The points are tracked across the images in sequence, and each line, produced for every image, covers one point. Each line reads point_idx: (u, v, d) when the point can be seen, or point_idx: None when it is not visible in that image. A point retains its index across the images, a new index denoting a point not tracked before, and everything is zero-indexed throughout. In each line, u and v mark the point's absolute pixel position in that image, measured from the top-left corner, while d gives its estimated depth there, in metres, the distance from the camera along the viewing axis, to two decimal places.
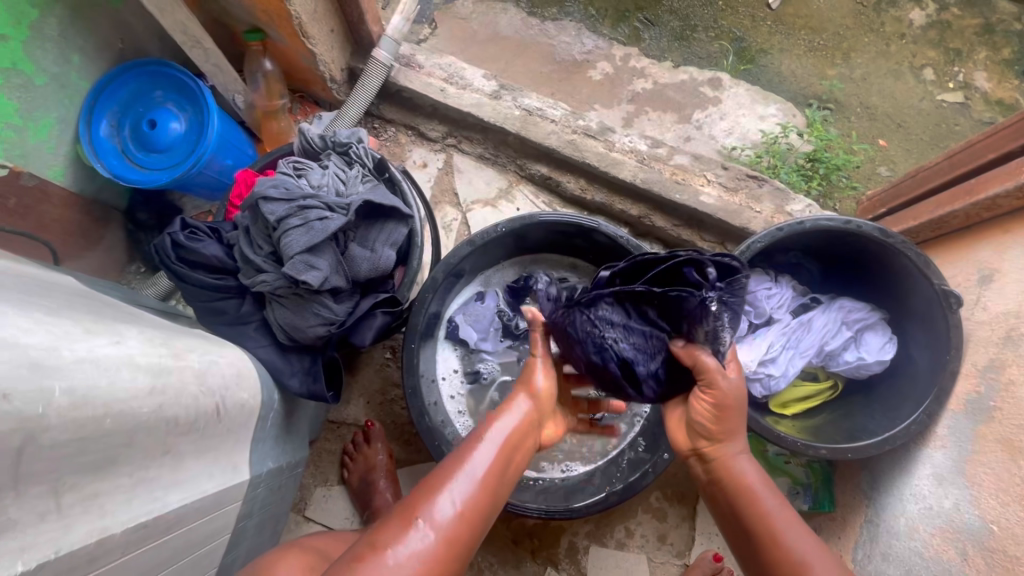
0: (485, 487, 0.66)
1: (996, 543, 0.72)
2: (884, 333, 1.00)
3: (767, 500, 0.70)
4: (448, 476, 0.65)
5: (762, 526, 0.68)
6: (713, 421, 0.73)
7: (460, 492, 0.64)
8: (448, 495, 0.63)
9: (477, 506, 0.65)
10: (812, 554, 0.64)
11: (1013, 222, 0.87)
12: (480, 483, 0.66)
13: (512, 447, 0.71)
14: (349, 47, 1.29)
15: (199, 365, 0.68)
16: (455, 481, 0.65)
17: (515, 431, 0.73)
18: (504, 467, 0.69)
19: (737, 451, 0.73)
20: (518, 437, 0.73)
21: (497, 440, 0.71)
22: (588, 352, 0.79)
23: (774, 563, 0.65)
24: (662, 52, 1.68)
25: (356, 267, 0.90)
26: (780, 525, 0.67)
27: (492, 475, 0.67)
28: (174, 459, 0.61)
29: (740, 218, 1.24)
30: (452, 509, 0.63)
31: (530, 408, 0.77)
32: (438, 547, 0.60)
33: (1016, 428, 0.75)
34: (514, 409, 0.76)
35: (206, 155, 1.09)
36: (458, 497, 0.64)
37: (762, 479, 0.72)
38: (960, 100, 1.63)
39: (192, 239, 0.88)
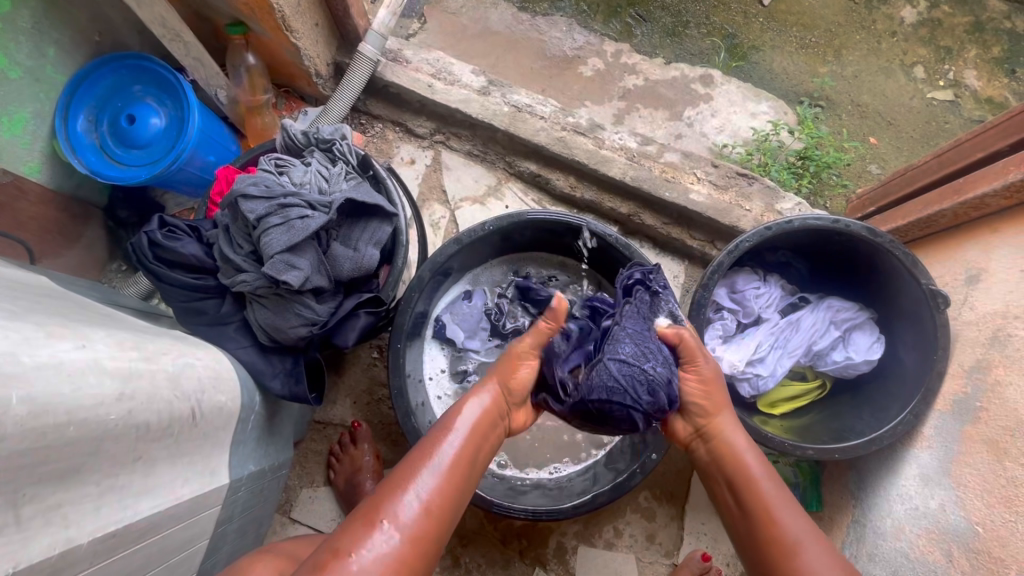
0: (448, 482, 0.65)
1: (981, 544, 0.72)
2: (871, 333, 1.00)
3: (763, 480, 0.69)
4: (412, 472, 0.64)
5: (758, 502, 0.67)
6: (705, 396, 0.75)
7: (425, 487, 0.63)
8: (414, 492, 0.62)
9: (442, 501, 0.64)
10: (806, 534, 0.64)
11: (1002, 222, 0.87)
12: (445, 478, 0.65)
13: (475, 436, 0.70)
14: (335, 41, 1.27)
15: (174, 368, 0.66)
16: (420, 478, 0.64)
17: (479, 421, 0.71)
18: (469, 458, 0.68)
19: (733, 429, 0.74)
20: (483, 427, 0.71)
21: (462, 431, 0.69)
22: (639, 395, 0.71)
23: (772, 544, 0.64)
24: (653, 49, 1.66)
25: (339, 266, 0.88)
26: (776, 500, 0.67)
27: (456, 468, 0.66)
28: (146, 465, 0.59)
29: (729, 217, 1.24)
30: (417, 505, 0.62)
31: (495, 395, 0.75)
32: (405, 543, 0.59)
33: (1002, 429, 0.75)
34: (478, 397, 0.74)
35: (186, 151, 1.07)
36: (423, 492, 0.63)
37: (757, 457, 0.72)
38: (951, 97, 1.63)
39: (169, 237, 0.86)
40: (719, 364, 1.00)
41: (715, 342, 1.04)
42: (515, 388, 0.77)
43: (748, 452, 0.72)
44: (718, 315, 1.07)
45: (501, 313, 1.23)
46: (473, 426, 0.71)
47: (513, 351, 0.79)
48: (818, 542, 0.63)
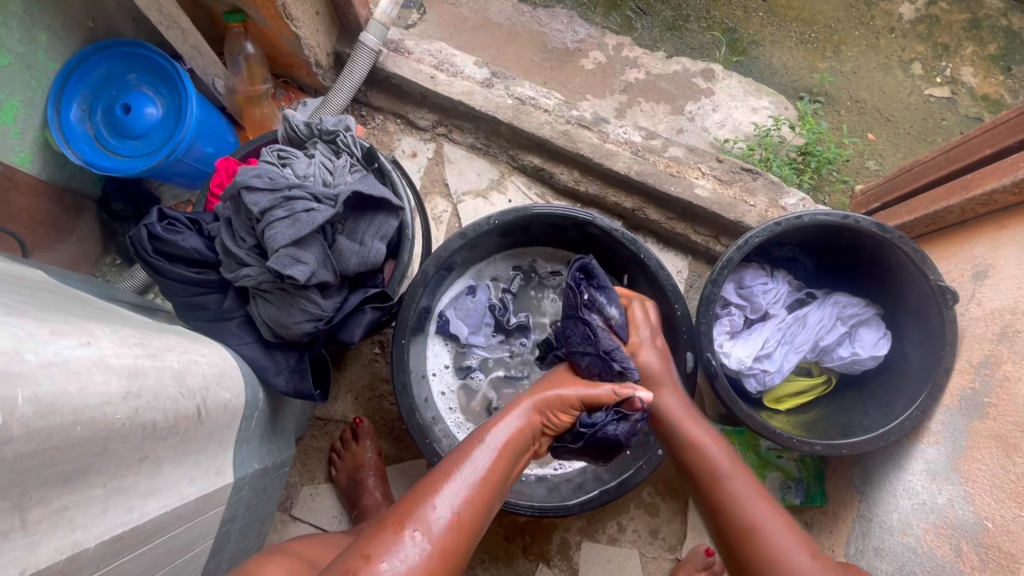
0: (480, 495, 0.66)
1: (989, 539, 0.72)
2: (878, 329, 1.00)
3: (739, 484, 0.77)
4: (443, 481, 0.65)
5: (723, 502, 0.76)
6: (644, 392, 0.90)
7: (457, 498, 0.64)
8: (446, 501, 0.63)
9: (471, 515, 0.64)
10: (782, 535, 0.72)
11: (1010, 219, 0.87)
12: (476, 490, 0.66)
13: (506, 454, 0.71)
14: (335, 31, 1.25)
15: (179, 365, 0.64)
16: (451, 487, 0.65)
17: (511, 440, 0.73)
18: (499, 474, 0.69)
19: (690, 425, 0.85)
20: (512, 446, 0.73)
21: (494, 446, 0.71)
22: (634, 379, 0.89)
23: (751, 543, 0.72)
24: (654, 43, 1.65)
25: (345, 260, 0.86)
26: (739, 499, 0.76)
27: (487, 482, 0.67)
28: (153, 466, 0.58)
29: (734, 212, 1.23)
30: (451, 516, 0.62)
31: (528, 418, 0.78)
32: (435, 551, 0.60)
33: (1011, 425, 0.75)
34: (511, 417, 0.76)
35: (184, 141, 1.04)
36: (454, 503, 0.64)
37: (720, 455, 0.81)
38: (948, 94, 1.63)
39: (169, 230, 0.84)
40: (727, 359, 1.00)
41: (722, 338, 1.04)
42: (551, 424, 0.83)
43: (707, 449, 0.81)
44: (725, 310, 1.06)
45: (506, 308, 1.22)
46: (505, 442, 0.73)
47: (561, 397, 0.83)
48: (787, 535, 0.71)
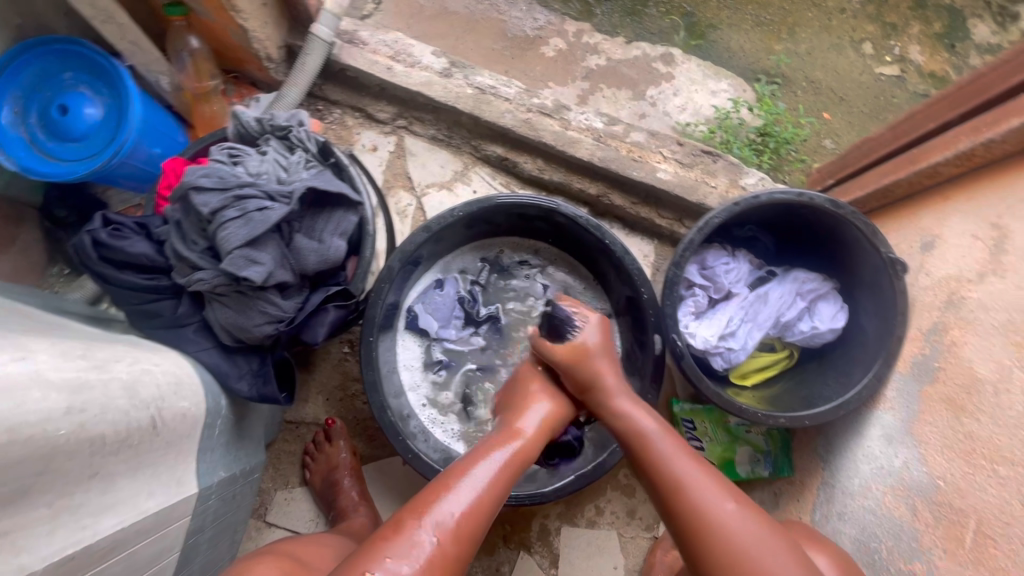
0: (490, 496, 0.71)
1: (942, 497, 0.75)
2: (835, 302, 1.04)
3: (680, 459, 0.75)
4: (455, 484, 0.70)
5: (669, 478, 0.73)
6: (571, 377, 0.86)
7: (470, 499, 0.69)
8: (458, 501, 0.68)
9: (481, 516, 0.69)
10: (721, 511, 0.69)
11: (953, 190, 0.90)
12: (488, 491, 0.71)
13: (512, 468, 0.76)
14: (285, 23, 1.21)
15: (129, 376, 0.62)
16: (463, 487, 0.70)
17: (523, 449, 0.79)
18: (509, 477, 0.75)
19: (638, 414, 0.82)
20: (521, 457, 0.78)
21: (506, 453, 0.77)
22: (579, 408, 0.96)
23: (684, 512, 0.70)
24: (614, 28, 1.65)
25: (304, 259, 0.84)
26: (701, 491, 0.71)
27: (498, 485, 0.73)
28: (104, 481, 0.56)
29: (696, 194, 1.25)
30: (460, 519, 0.67)
31: (535, 435, 0.82)
32: (439, 555, 0.64)
33: (959, 387, 0.79)
34: (523, 428, 0.82)
35: (129, 143, 1.00)
36: (466, 503, 0.69)
37: (676, 443, 0.77)
38: (897, 72, 1.68)
39: (116, 236, 0.80)
40: (692, 339, 1.02)
41: (687, 319, 1.06)
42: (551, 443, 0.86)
43: (658, 437, 0.78)
44: (690, 291, 1.08)
45: (474, 300, 1.21)
46: (516, 452, 0.78)
47: (552, 412, 0.87)
48: (725, 511, 0.69)
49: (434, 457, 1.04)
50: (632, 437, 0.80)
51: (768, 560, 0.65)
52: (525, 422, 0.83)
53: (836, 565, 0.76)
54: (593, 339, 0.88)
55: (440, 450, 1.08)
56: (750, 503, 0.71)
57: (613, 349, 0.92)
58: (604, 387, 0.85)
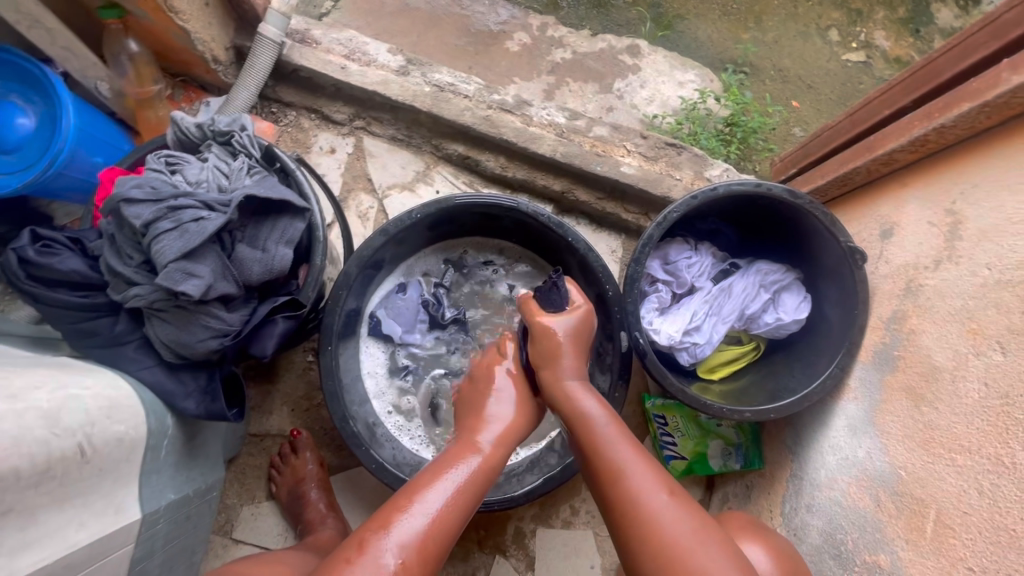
0: (453, 510, 0.69)
1: (903, 487, 0.75)
2: (799, 293, 1.03)
3: (621, 446, 0.74)
4: (414, 498, 0.68)
5: (608, 465, 0.72)
6: (535, 345, 0.85)
7: (430, 515, 0.67)
8: (417, 517, 0.66)
9: (444, 531, 0.67)
10: (657, 502, 0.68)
11: (910, 177, 0.90)
12: (450, 504, 0.69)
13: (477, 480, 0.73)
14: (232, 23, 1.16)
15: (49, 404, 0.59)
16: (423, 503, 0.68)
17: (487, 460, 0.76)
18: (474, 489, 0.73)
19: (585, 397, 0.80)
20: (487, 466, 0.76)
21: (469, 464, 0.74)
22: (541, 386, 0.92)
23: (619, 501, 0.69)
24: (580, 20, 1.63)
25: (248, 270, 0.81)
26: (636, 479, 0.70)
27: (462, 497, 0.71)
28: (21, 517, 0.53)
29: (661, 187, 1.23)
30: (421, 535, 0.65)
31: (497, 446, 0.79)
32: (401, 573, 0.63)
33: (918, 376, 0.78)
34: (487, 437, 0.79)
35: (62, 153, 0.95)
36: (425, 518, 0.67)
37: (618, 430, 0.76)
38: (863, 59, 1.69)
39: (45, 253, 0.76)
40: (657, 335, 1.01)
41: (652, 315, 1.05)
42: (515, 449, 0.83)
43: (601, 421, 0.77)
44: (653, 287, 1.07)
45: (439, 303, 1.19)
46: (480, 463, 0.75)
47: (516, 421, 0.83)
48: (659, 500, 0.68)
49: (400, 466, 1.01)
50: (576, 422, 0.79)
51: (697, 549, 0.64)
52: (490, 431, 0.80)
53: (773, 558, 0.76)
54: (564, 326, 0.83)
55: (407, 458, 1.06)
56: (685, 492, 0.70)
57: (590, 343, 0.87)
58: (560, 366, 0.82)
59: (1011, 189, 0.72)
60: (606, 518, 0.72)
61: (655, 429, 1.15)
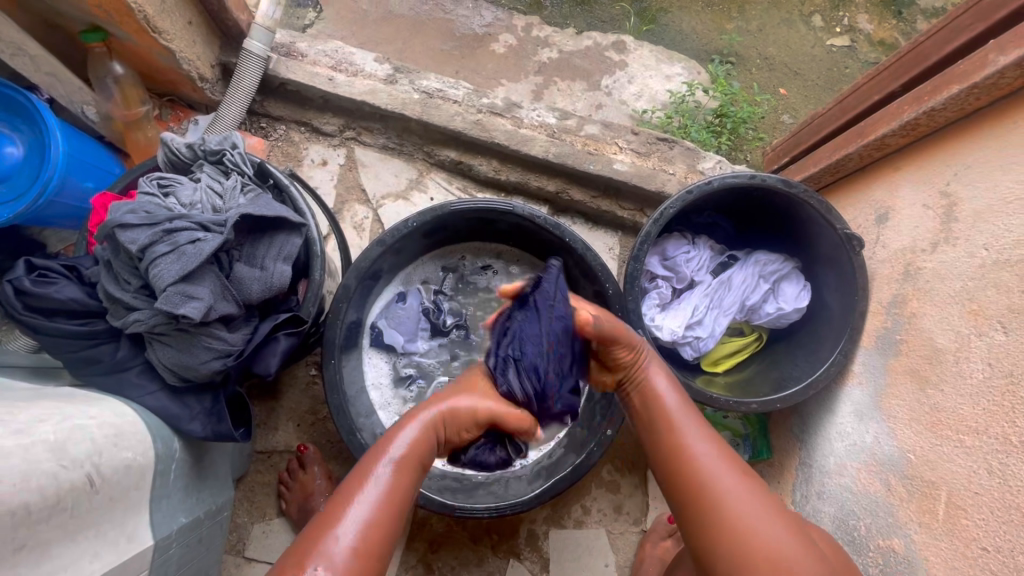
0: (382, 511, 0.65)
1: (912, 470, 0.75)
2: (798, 282, 1.03)
3: (694, 431, 0.73)
4: (346, 505, 0.64)
5: (681, 446, 0.72)
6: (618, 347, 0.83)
7: (361, 521, 0.63)
8: (348, 525, 0.62)
9: (377, 534, 0.64)
10: (729, 483, 0.67)
11: (903, 160, 0.90)
12: (379, 505, 0.65)
13: (411, 466, 0.71)
14: (217, 41, 1.16)
15: (56, 436, 0.59)
16: (354, 507, 0.64)
17: (412, 449, 0.72)
18: (404, 485, 0.69)
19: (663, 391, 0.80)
20: (414, 454, 0.72)
21: (394, 457, 0.70)
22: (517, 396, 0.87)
23: (691, 479, 0.68)
24: (564, 19, 1.63)
25: (247, 289, 0.80)
26: (716, 471, 0.68)
27: (390, 497, 0.67)
28: (35, 552, 0.52)
29: (655, 183, 1.23)
30: (355, 542, 0.62)
31: (432, 426, 0.76)
32: None
33: (921, 359, 0.79)
34: (412, 424, 0.74)
35: (52, 181, 0.95)
36: (358, 523, 0.63)
37: (696, 422, 0.75)
38: (848, 43, 1.69)
39: (41, 282, 0.75)
40: (660, 331, 1.01)
41: (653, 311, 1.05)
42: (454, 432, 0.79)
43: (678, 413, 0.76)
44: (653, 283, 1.07)
45: (439, 310, 1.19)
46: (409, 451, 0.72)
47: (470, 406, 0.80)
48: (730, 481, 0.67)
49: None
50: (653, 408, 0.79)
51: (765, 528, 0.62)
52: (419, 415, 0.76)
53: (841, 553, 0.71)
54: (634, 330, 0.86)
55: None
56: (757, 478, 0.69)
57: None
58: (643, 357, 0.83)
59: (1004, 170, 0.73)
60: (674, 500, 0.70)
61: None
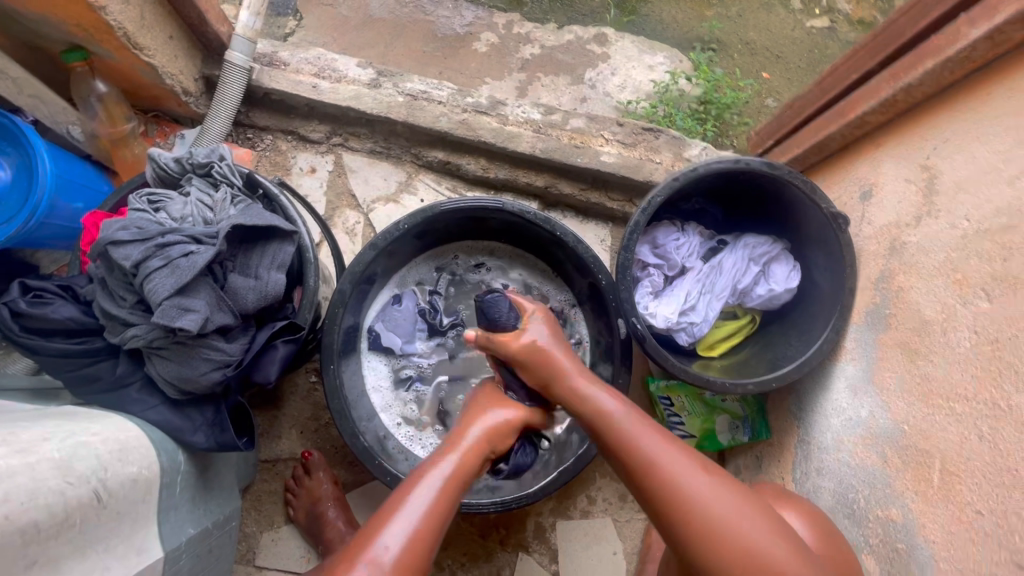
0: (428, 523, 0.67)
1: (906, 440, 0.76)
2: (787, 262, 1.05)
3: (648, 436, 0.72)
4: (391, 517, 0.67)
5: (638, 456, 0.71)
6: (529, 372, 0.83)
7: (406, 531, 0.66)
8: (392, 534, 0.65)
9: (422, 544, 0.66)
10: (699, 486, 0.67)
11: (884, 137, 0.91)
12: (423, 517, 0.67)
13: (455, 487, 0.72)
14: (198, 53, 1.15)
15: (61, 454, 0.59)
16: (398, 520, 0.66)
17: (462, 465, 0.74)
18: (448, 500, 0.71)
19: (603, 397, 0.77)
20: (462, 472, 0.74)
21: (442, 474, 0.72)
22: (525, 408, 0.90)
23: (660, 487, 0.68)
24: (545, 14, 1.64)
25: (242, 299, 0.81)
26: (681, 480, 0.68)
27: (436, 509, 0.69)
28: (46, 568, 0.53)
29: (642, 172, 1.24)
30: (398, 552, 0.64)
31: (478, 443, 0.78)
32: None
33: (910, 331, 0.80)
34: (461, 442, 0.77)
35: (42, 202, 0.95)
36: (400, 534, 0.65)
37: (649, 426, 0.74)
38: (828, 24, 1.70)
39: (36, 303, 0.76)
40: (654, 319, 1.02)
41: (647, 299, 1.06)
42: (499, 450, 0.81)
43: (627, 421, 0.74)
44: (645, 272, 1.08)
45: (436, 310, 1.20)
46: (456, 469, 0.74)
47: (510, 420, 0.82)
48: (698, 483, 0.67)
49: None
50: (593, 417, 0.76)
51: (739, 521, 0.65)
52: (470, 432, 0.79)
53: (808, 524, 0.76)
54: (541, 335, 0.84)
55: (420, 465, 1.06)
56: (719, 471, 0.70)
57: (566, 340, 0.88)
58: (561, 371, 0.81)
59: (981, 141, 0.74)
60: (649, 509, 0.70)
61: (662, 412, 1.17)
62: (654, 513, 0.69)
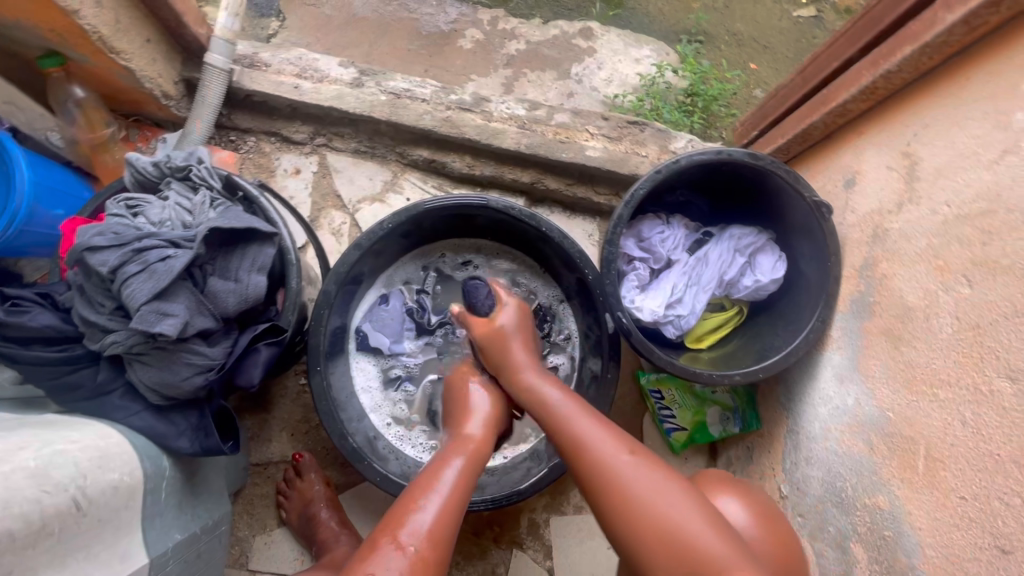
0: (455, 500, 0.70)
1: (891, 427, 0.76)
2: (773, 253, 1.04)
3: (582, 419, 0.73)
4: (423, 494, 0.69)
5: (573, 439, 0.71)
6: (488, 356, 0.87)
7: (438, 507, 0.67)
8: (426, 509, 0.67)
9: (450, 518, 0.68)
10: (626, 467, 0.67)
11: (866, 125, 0.91)
12: (450, 494, 0.70)
13: (473, 469, 0.75)
14: (177, 56, 1.14)
15: (38, 462, 0.59)
16: (429, 496, 0.68)
17: (477, 450, 0.78)
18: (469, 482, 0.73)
19: (548, 387, 0.79)
20: (477, 457, 0.77)
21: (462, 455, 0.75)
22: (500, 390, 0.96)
23: (591, 471, 0.68)
24: (530, 10, 1.63)
25: (223, 302, 0.80)
26: (610, 461, 0.68)
27: (460, 487, 0.71)
28: None
29: (627, 166, 1.24)
30: (433, 525, 0.66)
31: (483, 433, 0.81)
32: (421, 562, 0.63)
33: (894, 318, 0.80)
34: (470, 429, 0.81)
35: (22, 209, 0.94)
36: (432, 510, 0.67)
37: (584, 410, 0.74)
38: (815, 13, 1.70)
39: (14, 311, 0.75)
40: (641, 313, 1.02)
41: (633, 293, 1.05)
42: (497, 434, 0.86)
43: (567, 404, 0.75)
44: (631, 266, 1.08)
45: (423, 309, 1.20)
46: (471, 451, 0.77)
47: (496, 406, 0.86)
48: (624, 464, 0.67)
49: (405, 475, 1.01)
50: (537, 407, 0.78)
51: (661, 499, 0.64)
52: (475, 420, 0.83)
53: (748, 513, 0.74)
54: (507, 320, 0.88)
55: (410, 464, 1.06)
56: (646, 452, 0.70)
57: (535, 333, 0.92)
58: (513, 364, 0.83)
59: (961, 126, 0.74)
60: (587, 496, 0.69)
61: (653, 406, 1.18)
62: (592, 501, 0.68)
